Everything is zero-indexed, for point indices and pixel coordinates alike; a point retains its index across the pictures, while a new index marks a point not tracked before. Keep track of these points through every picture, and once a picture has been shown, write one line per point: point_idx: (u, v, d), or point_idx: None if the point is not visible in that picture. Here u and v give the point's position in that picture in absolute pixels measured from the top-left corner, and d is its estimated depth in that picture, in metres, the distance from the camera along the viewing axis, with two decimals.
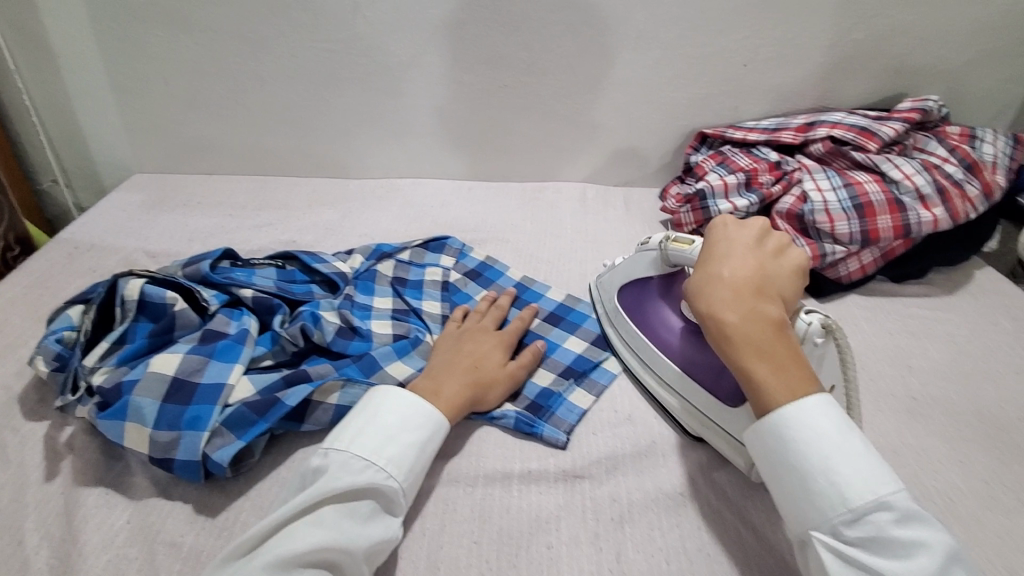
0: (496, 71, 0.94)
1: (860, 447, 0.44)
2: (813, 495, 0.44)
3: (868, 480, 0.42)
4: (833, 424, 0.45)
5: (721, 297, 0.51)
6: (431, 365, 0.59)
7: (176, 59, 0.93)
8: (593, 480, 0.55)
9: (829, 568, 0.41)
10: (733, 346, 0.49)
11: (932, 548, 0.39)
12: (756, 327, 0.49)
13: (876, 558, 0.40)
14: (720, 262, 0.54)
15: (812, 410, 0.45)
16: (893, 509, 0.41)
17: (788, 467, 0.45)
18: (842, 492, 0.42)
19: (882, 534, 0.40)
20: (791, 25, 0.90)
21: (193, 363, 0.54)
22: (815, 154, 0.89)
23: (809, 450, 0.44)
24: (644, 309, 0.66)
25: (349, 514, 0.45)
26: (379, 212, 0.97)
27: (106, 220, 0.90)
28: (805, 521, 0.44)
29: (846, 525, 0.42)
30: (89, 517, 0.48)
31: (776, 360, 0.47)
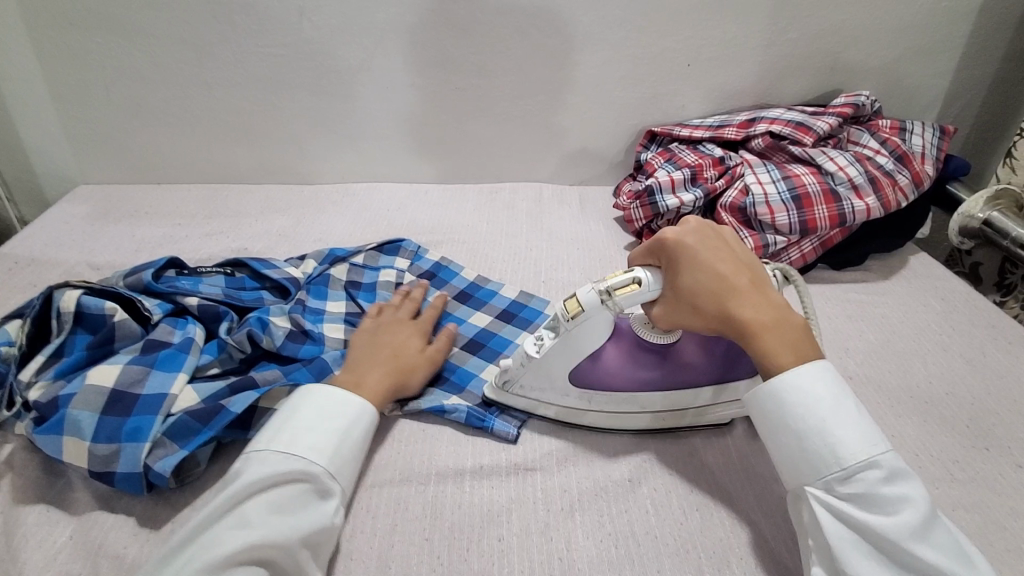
0: (448, 74, 0.95)
1: (853, 409, 0.46)
2: (810, 455, 0.46)
3: (859, 441, 0.44)
4: (827, 390, 0.47)
5: (746, 304, 0.50)
6: (349, 358, 0.60)
7: (118, 66, 0.91)
8: (545, 472, 0.56)
9: (821, 519, 0.44)
10: (779, 349, 0.49)
11: (917, 503, 0.42)
12: (785, 324, 0.50)
13: (863, 511, 0.43)
14: (717, 271, 0.52)
15: (811, 380, 0.47)
16: (882, 468, 0.43)
17: (788, 428, 0.47)
18: (837, 451, 0.44)
19: (871, 491, 0.43)
20: (731, 26, 0.94)
21: (134, 373, 0.53)
22: (756, 149, 0.93)
23: (810, 413, 0.46)
24: (605, 373, 0.57)
25: (270, 501, 0.45)
26: (333, 217, 0.96)
27: (50, 232, 0.87)
28: (802, 477, 0.46)
29: (839, 481, 0.44)
30: (27, 536, 0.47)
31: (811, 351, 0.49)
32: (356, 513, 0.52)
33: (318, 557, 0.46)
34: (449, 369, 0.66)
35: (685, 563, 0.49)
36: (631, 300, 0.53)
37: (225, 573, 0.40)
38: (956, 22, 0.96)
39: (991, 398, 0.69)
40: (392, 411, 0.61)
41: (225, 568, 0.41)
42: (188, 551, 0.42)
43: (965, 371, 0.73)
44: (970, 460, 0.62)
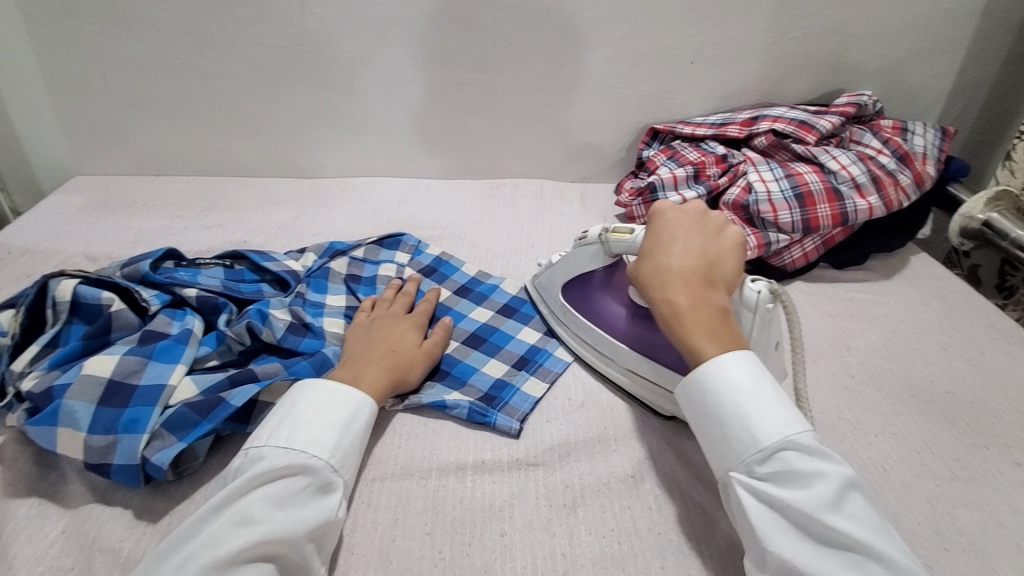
0: (450, 68, 0.94)
1: (772, 392, 0.47)
2: (731, 438, 0.46)
3: (776, 423, 0.45)
4: (748, 374, 0.47)
5: (671, 284, 0.53)
6: (347, 354, 0.59)
7: (116, 56, 0.90)
8: (547, 467, 0.56)
9: (745, 503, 0.44)
10: (684, 330, 0.51)
11: (832, 477, 0.42)
12: (703, 314, 0.51)
13: (781, 489, 0.43)
14: (669, 252, 0.55)
15: (732, 365, 0.48)
16: (798, 445, 0.44)
17: (712, 414, 0.48)
18: (754, 433, 0.45)
19: (788, 468, 0.43)
20: (734, 24, 0.94)
21: (132, 364, 0.52)
22: (759, 147, 0.93)
23: (730, 396, 0.47)
24: (592, 298, 0.68)
25: (271, 495, 0.44)
26: (334, 211, 0.96)
27: (45, 223, 0.86)
28: (726, 463, 0.46)
29: (758, 463, 0.44)
30: (19, 529, 0.46)
31: (725, 344, 0.49)
32: (356, 507, 0.51)
33: (324, 549, 0.46)
34: (450, 364, 0.66)
35: (689, 560, 0.48)
36: (619, 246, 0.62)
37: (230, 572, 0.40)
38: (957, 23, 0.96)
39: (991, 397, 0.69)
40: (393, 406, 0.60)
41: (230, 567, 0.40)
42: (188, 549, 0.41)
43: (966, 370, 0.73)
44: (971, 458, 0.62)
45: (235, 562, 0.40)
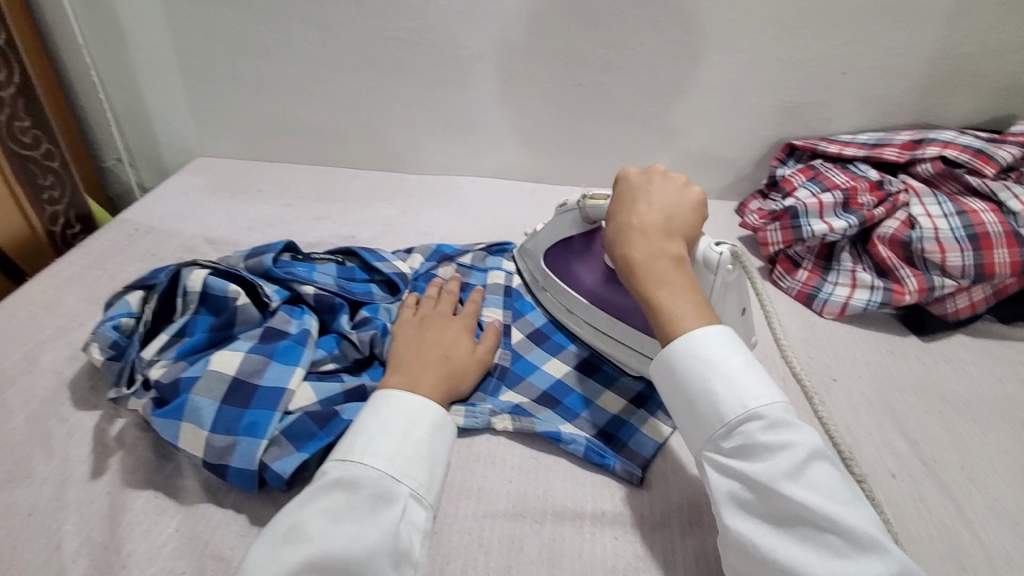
0: (572, 69, 0.88)
1: (741, 359, 0.43)
2: (698, 415, 0.43)
3: (741, 393, 0.42)
4: (715, 341, 0.44)
5: (631, 238, 0.52)
6: (398, 358, 0.54)
7: (243, 42, 0.91)
8: (675, 527, 0.49)
9: (710, 483, 0.42)
10: (637, 282, 0.49)
11: (797, 448, 0.38)
12: (658, 263, 0.49)
13: (744, 463, 0.40)
14: (630, 208, 0.54)
15: (699, 338, 0.44)
16: (762, 417, 0.40)
17: (677, 391, 0.45)
18: (718, 408, 0.42)
19: (749, 442, 0.40)
20: (900, 33, 0.82)
21: (255, 363, 0.51)
22: (923, 175, 0.81)
23: (695, 371, 0.43)
24: (568, 266, 0.67)
25: (326, 510, 0.41)
26: (438, 210, 0.93)
27: (168, 202, 0.89)
28: (697, 442, 0.44)
29: (722, 439, 0.42)
30: (134, 523, 0.45)
31: (682, 294, 0.47)
32: (466, 545, 0.47)
33: (402, 564, 0.41)
34: (560, 392, 0.60)
35: None
36: (596, 211, 0.62)
37: None
38: None
39: None
40: (503, 427, 0.56)
41: None
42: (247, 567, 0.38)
43: None
44: None
45: None
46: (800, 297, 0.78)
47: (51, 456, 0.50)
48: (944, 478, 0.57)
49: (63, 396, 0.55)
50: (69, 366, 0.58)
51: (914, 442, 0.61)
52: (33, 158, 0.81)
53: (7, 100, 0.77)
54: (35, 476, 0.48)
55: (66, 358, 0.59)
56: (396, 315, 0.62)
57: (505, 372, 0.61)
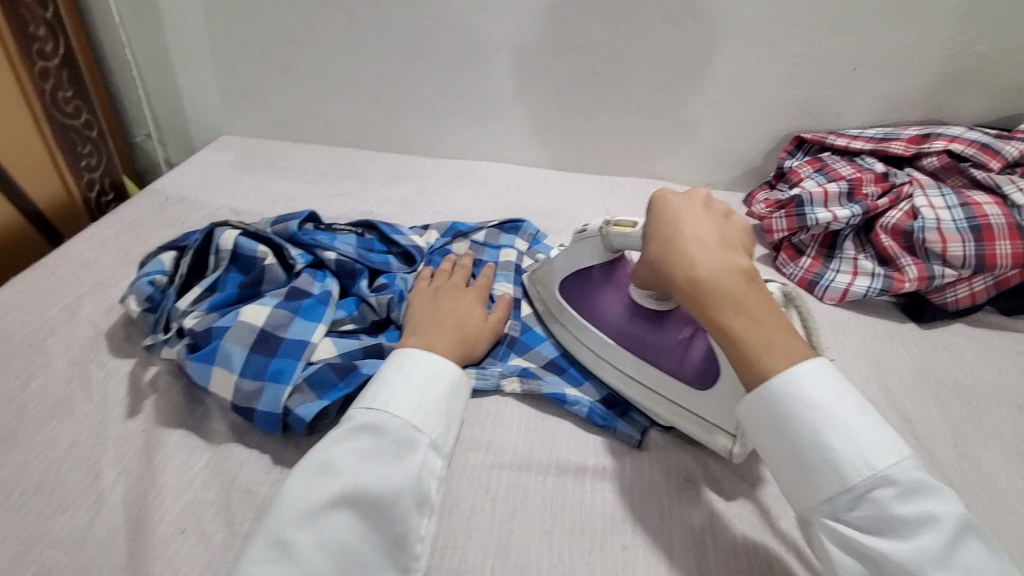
0: (588, 58, 0.91)
1: (857, 410, 0.42)
2: (816, 477, 0.42)
3: (867, 456, 0.40)
4: (833, 398, 0.42)
5: (693, 254, 0.48)
6: (415, 322, 0.57)
7: (273, 25, 0.94)
8: (672, 484, 0.52)
9: (836, 554, 0.40)
10: (709, 304, 0.46)
11: (940, 523, 0.38)
12: (731, 283, 0.46)
13: (879, 538, 0.39)
14: (681, 220, 0.51)
15: (806, 386, 0.43)
16: (895, 484, 0.39)
17: (786, 446, 0.43)
18: (841, 472, 0.41)
19: (885, 514, 0.39)
20: (911, 30, 0.84)
21: (281, 317, 0.54)
22: (928, 169, 0.83)
23: (807, 425, 0.42)
24: (588, 298, 0.62)
25: (354, 450, 0.44)
26: (454, 192, 0.96)
27: (197, 175, 0.92)
28: (810, 504, 0.42)
29: (849, 507, 0.40)
30: (168, 458, 0.49)
31: (759, 317, 0.45)
32: (474, 492, 0.50)
33: (423, 505, 0.44)
34: (567, 361, 0.63)
35: None
36: (621, 240, 0.56)
37: (316, 523, 0.40)
38: None
39: None
40: (512, 389, 0.59)
41: (318, 516, 0.40)
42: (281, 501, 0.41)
43: None
44: None
45: (324, 510, 0.41)
46: (802, 284, 0.80)
47: (90, 396, 0.54)
48: (934, 454, 0.59)
49: (100, 344, 0.59)
50: (106, 319, 0.62)
51: (908, 421, 0.63)
52: (73, 127, 0.85)
53: (52, 72, 0.81)
54: (76, 413, 0.52)
55: (103, 311, 0.63)
56: (412, 285, 0.65)
57: (513, 342, 0.64)
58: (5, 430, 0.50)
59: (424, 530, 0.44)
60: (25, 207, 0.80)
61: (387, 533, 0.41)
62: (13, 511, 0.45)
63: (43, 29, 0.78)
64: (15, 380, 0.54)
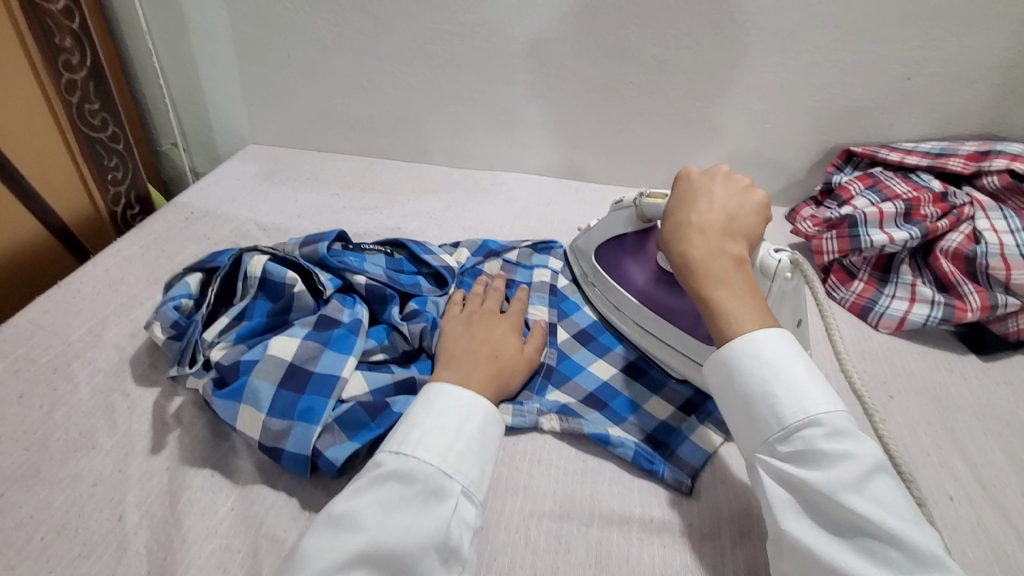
0: (625, 67, 0.87)
1: (800, 359, 0.43)
2: (754, 416, 0.42)
3: (803, 398, 0.41)
4: (777, 344, 0.43)
5: (691, 237, 0.50)
6: (448, 352, 0.54)
7: (299, 32, 0.92)
8: (724, 539, 0.48)
9: (764, 486, 0.41)
10: (693, 281, 0.48)
11: (860, 459, 0.38)
12: (716, 263, 0.48)
13: (803, 471, 0.39)
14: (690, 206, 0.53)
15: (760, 339, 0.43)
16: (824, 424, 0.39)
17: (732, 388, 0.44)
18: (776, 410, 0.41)
19: (810, 448, 0.39)
20: (974, 37, 0.78)
21: (310, 350, 0.52)
22: (987, 188, 0.78)
23: (753, 370, 0.43)
24: (619, 262, 0.67)
25: (380, 500, 0.41)
26: (482, 205, 0.93)
27: (222, 187, 0.91)
28: (749, 443, 0.43)
29: (780, 442, 0.41)
30: (193, 500, 0.47)
31: (737, 295, 0.46)
32: (513, 543, 0.47)
33: (451, 561, 0.40)
34: (607, 395, 0.60)
35: None
36: (653, 211, 0.61)
37: None
38: None
39: None
40: (550, 427, 0.55)
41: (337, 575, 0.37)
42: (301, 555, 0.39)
43: None
44: None
45: (344, 568, 0.38)
46: (853, 309, 0.76)
47: (113, 429, 0.52)
48: (1006, 504, 0.55)
49: (125, 371, 0.57)
50: (131, 343, 0.60)
51: (973, 465, 0.58)
52: (99, 139, 0.84)
53: (79, 83, 0.79)
54: (99, 448, 0.50)
55: (128, 335, 0.61)
56: (444, 310, 0.62)
57: (550, 372, 0.61)
58: (27, 465, 0.48)
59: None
60: (49, 220, 0.78)
61: None
62: (34, 556, 0.43)
63: (69, 40, 0.76)
64: (39, 410, 0.53)
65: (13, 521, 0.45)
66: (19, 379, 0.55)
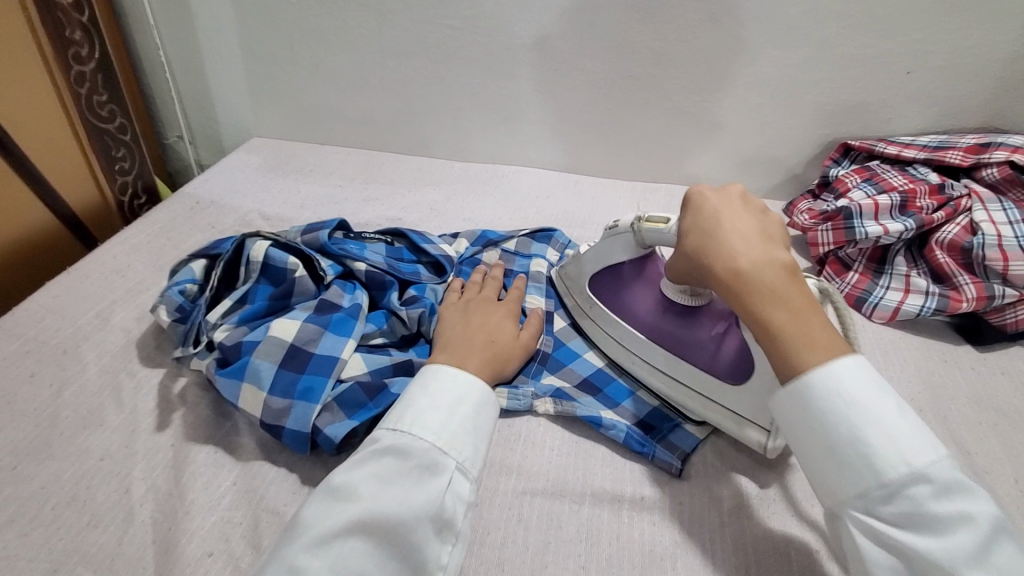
0: (625, 60, 0.88)
1: (897, 409, 0.41)
2: (850, 471, 0.40)
3: (906, 453, 0.39)
4: (871, 393, 0.41)
5: (734, 248, 0.48)
6: (446, 337, 0.55)
7: (303, 27, 0.93)
8: (713, 518, 0.49)
9: (863, 546, 0.39)
10: (751, 299, 0.46)
11: (975, 523, 0.36)
12: (771, 276, 0.46)
13: (910, 535, 0.37)
14: (718, 213, 0.51)
15: (845, 381, 0.41)
16: (933, 484, 0.38)
17: (821, 439, 0.42)
18: (876, 467, 0.39)
19: (919, 511, 0.37)
20: (972, 31, 0.79)
21: (310, 331, 0.53)
22: (987, 180, 0.78)
23: (846, 421, 0.41)
24: (618, 293, 0.62)
25: (376, 473, 0.42)
26: (483, 197, 0.94)
27: (227, 178, 0.92)
28: (841, 497, 0.41)
29: (882, 502, 0.39)
30: (197, 475, 0.48)
31: (800, 311, 0.45)
32: (506, 520, 0.48)
33: (444, 532, 0.42)
34: (601, 381, 0.61)
35: None
36: (653, 236, 0.57)
37: (332, 549, 0.38)
38: None
39: None
40: (545, 410, 0.57)
41: (332, 544, 0.38)
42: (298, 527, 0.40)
43: None
44: None
45: (340, 537, 0.39)
46: (848, 300, 0.76)
47: (120, 407, 0.53)
48: (996, 491, 0.55)
49: (131, 353, 0.59)
50: (137, 326, 0.61)
51: (966, 453, 0.59)
52: (108, 130, 0.86)
53: (88, 76, 0.81)
54: (106, 425, 0.52)
55: (135, 319, 0.63)
56: (442, 297, 0.64)
57: (546, 359, 0.62)
58: (37, 441, 0.50)
59: (446, 557, 0.42)
60: (59, 209, 0.80)
61: (406, 561, 0.40)
62: (44, 526, 0.44)
63: (79, 33, 0.78)
64: (49, 389, 0.54)
65: (25, 492, 0.46)
66: (29, 360, 0.57)
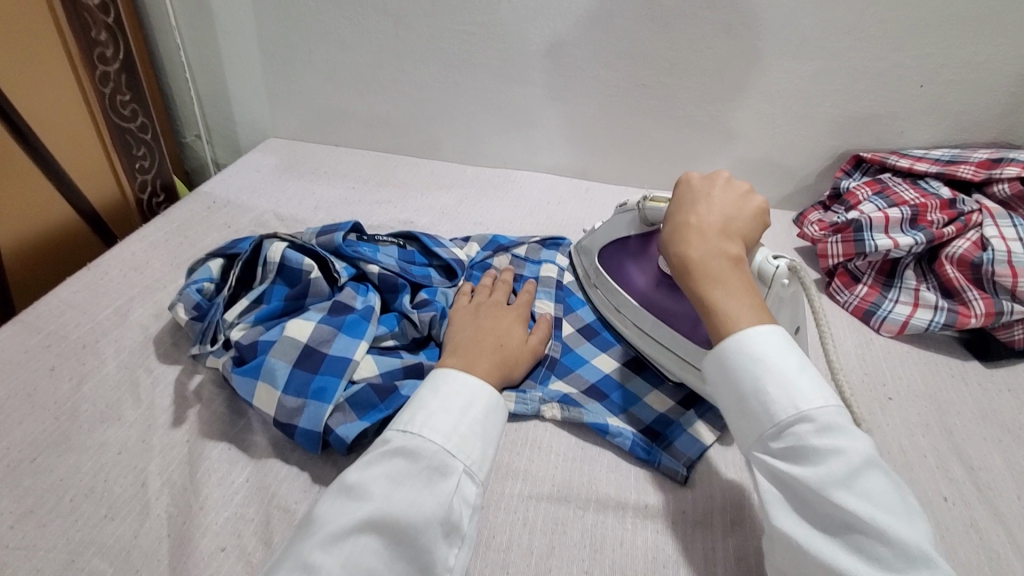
0: (638, 68, 0.88)
1: (793, 358, 0.42)
2: (749, 414, 0.42)
3: (795, 395, 0.40)
4: (772, 342, 0.42)
5: (690, 238, 0.50)
6: (457, 340, 0.56)
7: (321, 30, 0.94)
8: (716, 528, 0.49)
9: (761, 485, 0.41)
10: (693, 282, 0.47)
11: (849, 455, 0.37)
12: (715, 263, 0.47)
13: (790, 466, 0.39)
14: (688, 211, 0.52)
15: (750, 336, 0.43)
16: (814, 421, 0.39)
17: (725, 387, 0.44)
18: (769, 407, 0.41)
19: (801, 445, 0.39)
20: (987, 46, 0.78)
21: (325, 333, 0.55)
22: (998, 196, 0.78)
23: (743, 367, 0.43)
24: (622, 265, 0.67)
25: (388, 474, 0.43)
26: (493, 201, 0.95)
27: (243, 178, 0.94)
28: (745, 441, 0.42)
29: (772, 439, 0.40)
30: (211, 471, 0.49)
31: (740, 294, 0.45)
32: (511, 523, 0.49)
33: (452, 534, 0.43)
34: (608, 387, 0.61)
35: None
36: (655, 215, 0.60)
37: (343, 546, 0.39)
38: None
39: None
40: (551, 415, 0.57)
41: (344, 540, 0.39)
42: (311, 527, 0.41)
43: None
44: None
45: (351, 534, 0.40)
46: (856, 312, 0.77)
47: (137, 402, 0.55)
48: (1000, 507, 0.55)
49: (149, 349, 0.60)
50: (155, 323, 0.63)
51: (971, 469, 0.59)
52: (129, 129, 0.88)
53: (112, 75, 0.83)
54: (124, 419, 0.53)
55: (152, 315, 0.64)
56: (453, 300, 0.65)
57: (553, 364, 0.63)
58: (58, 433, 0.51)
59: (452, 559, 0.43)
60: (81, 207, 0.83)
61: (415, 561, 0.41)
62: (63, 516, 0.46)
63: (104, 34, 0.80)
64: (69, 382, 0.56)
65: (45, 484, 0.48)
66: (50, 354, 0.59)
